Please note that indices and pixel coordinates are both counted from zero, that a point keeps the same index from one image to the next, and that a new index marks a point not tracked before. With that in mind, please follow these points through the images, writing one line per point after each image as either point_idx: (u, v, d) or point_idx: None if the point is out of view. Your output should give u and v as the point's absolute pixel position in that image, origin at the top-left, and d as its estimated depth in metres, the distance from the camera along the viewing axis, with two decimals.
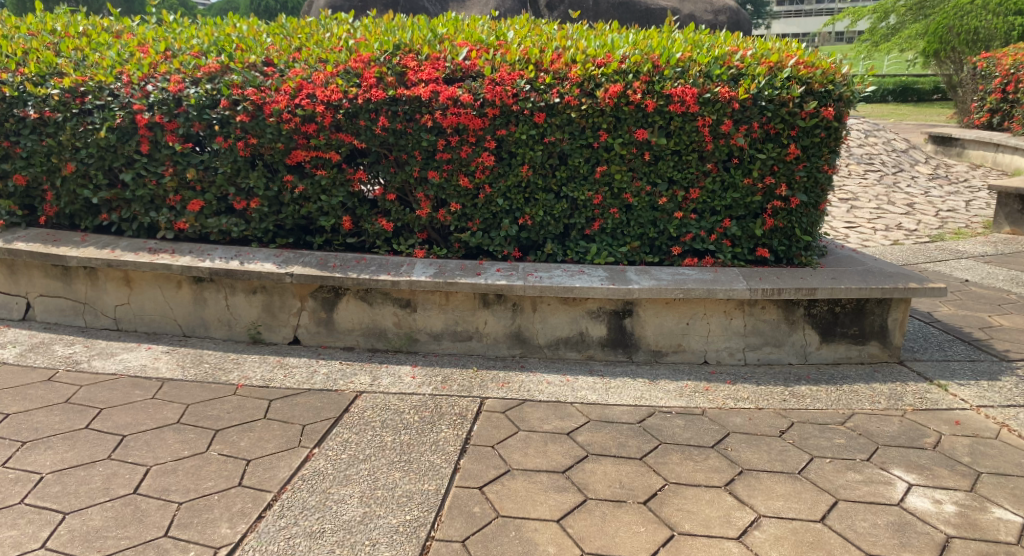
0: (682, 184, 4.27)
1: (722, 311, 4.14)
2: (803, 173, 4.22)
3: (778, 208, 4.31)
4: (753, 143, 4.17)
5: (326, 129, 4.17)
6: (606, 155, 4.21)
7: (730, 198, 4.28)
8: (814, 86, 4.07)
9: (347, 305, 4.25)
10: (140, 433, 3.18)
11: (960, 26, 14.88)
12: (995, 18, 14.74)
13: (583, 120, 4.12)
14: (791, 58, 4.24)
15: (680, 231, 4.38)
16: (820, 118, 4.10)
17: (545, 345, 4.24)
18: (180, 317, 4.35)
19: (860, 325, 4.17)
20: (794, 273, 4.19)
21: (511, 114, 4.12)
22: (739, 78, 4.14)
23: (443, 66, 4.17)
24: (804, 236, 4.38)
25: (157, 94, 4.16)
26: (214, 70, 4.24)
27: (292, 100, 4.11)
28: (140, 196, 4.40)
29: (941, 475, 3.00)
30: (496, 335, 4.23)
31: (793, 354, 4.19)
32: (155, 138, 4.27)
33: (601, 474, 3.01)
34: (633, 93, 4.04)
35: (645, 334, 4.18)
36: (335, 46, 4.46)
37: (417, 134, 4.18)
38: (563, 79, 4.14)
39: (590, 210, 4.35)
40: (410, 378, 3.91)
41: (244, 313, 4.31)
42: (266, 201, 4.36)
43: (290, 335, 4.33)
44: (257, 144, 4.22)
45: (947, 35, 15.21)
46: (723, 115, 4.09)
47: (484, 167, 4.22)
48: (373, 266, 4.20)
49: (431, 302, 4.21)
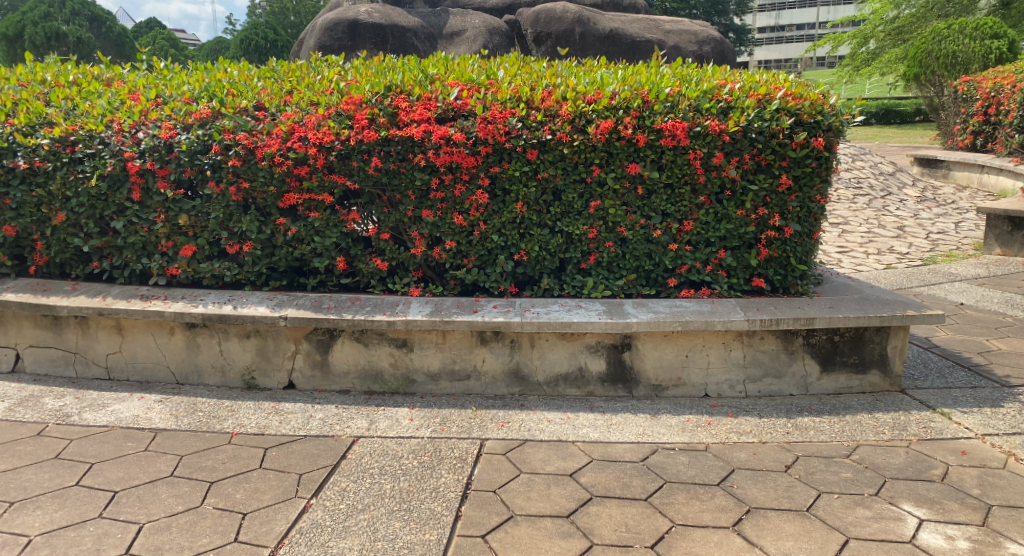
0: (676, 216, 4.27)
1: (721, 342, 4.11)
2: (796, 203, 4.23)
3: (772, 238, 4.30)
4: (745, 175, 4.20)
5: (319, 171, 4.17)
6: (599, 190, 4.22)
7: (724, 229, 4.28)
8: (803, 117, 4.10)
9: (342, 347, 4.20)
10: (133, 488, 3.10)
11: (938, 50, 15.17)
12: (972, 42, 14.99)
13: (575, 156, 4.14)
14: (780, 90, 4.27)
15: (676, 263, 4.36)
16: (811, 148, 4.13)
17: (544, 383, 4.19)
18: (173, 364, 4.29)
19: (860, 354, 4.14)
20: (792, 303, 4.17)
21: (503, 151, 4.14)
22: (728, 111, 4.17)
23: (435, 106, 4.18)
24: (799, 265, 4.38)
25: (147, 141, 4.15)
26: (206, 116, 4.26)
27: (284, 144, 4.11)
28: (132, 243, 4.37)
29: (951, 509, 2.96)
30: (494, 373, 4.19)
31: (794, 386, 4.16)
32: (146, 185, 4.25)
33: (606, 517, 2.94)
34: (624, 129, 4.06)
35: (644, 368, 4.15)
36: (326, 89, 4.48)
37: (411, 174, 4.18)
38: (554, 116, 4.16)
39: (585, 244, 4.33)
40: (408, 420, 3.85)
41: (237, 358, 4.25)
42: (259, 244, 4.33)
43: (285, 379, 4.26)
44: (249, 188, 4.22)
45: (925, 59, 15.51)
46: (714, 148, 4.11)
47: (478, 205, 4.22)
48: (368, 307, 4.17)
49: (427, 341, 4.17)
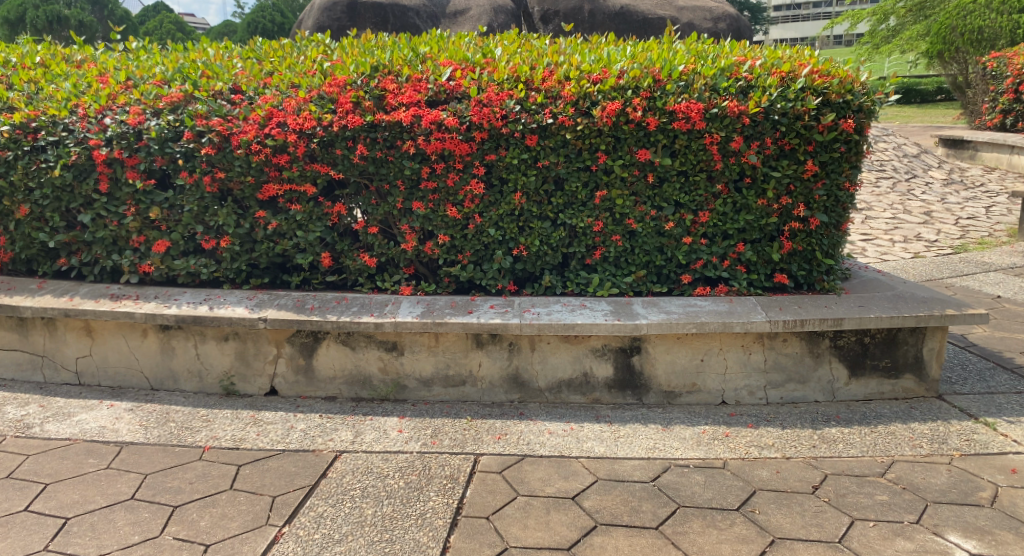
0: (690, 207, 3.91)
1: (739, 345, 3.75)
2: (822, 192, 3.85)
3: (796, 230, 3.92)
4: (766, 161, 3.83)
5: (299, 160, 3.84)
6: (605, 179, 3.86)
7: (744, 220, 3.91)
8: (830, 97, 3.73)
9: (327, 350, 3.89)
10: (86, 515, 2.80)
11: (963, 25, 14.55)
12: (1000, 18, 14.36)
13: (578, 142, 3.78)
14: (805, 67, 3.89)
15: (690, 258, 3.99)
16: (839, 132, 3.76)
17: (546, 389, 3.86)
18: (147, 369, 3.99)
19: (892, 357, 3.74)
20: (817, 301, 3.79)
21: (500, 137, 3.79)
22: (748, 91, 3.80)
23: (426, 87, 3.83)
24: (825, 259, 3.98)
25: (114, 127, 3.84)
26: (177, 99, 3.94)
27: (261, 130, 3.79)
28: (102, 238, 4.05)
29: (1006, 541, 2.61)
30: (491, 378, 3.86)
31: (819, 392, 3.78)
32: (114, 176, 3.93)
33: (611, 550, 2.61)
34: (632, 111, 3.71)
35: (655, 373, 3.80)
36: (309, 69, 4.14)
37: (399, 162, 3.84)
38: (556, 97, 3.80)
39: (590, 238, 3.97)
40: (396, 432, 3.53)
41: (215, 363, 3.95)
42: (237, 239, 4.00)
43: (267, 385, 3.96)
44: (225, 178, 3.89)
45: (949, 35, 14.80)
46: (733, 131, 3.75)
47: (474, 196, 3.88)
48: (355, 307, 3.86)
49: (419, 344, 3.85)
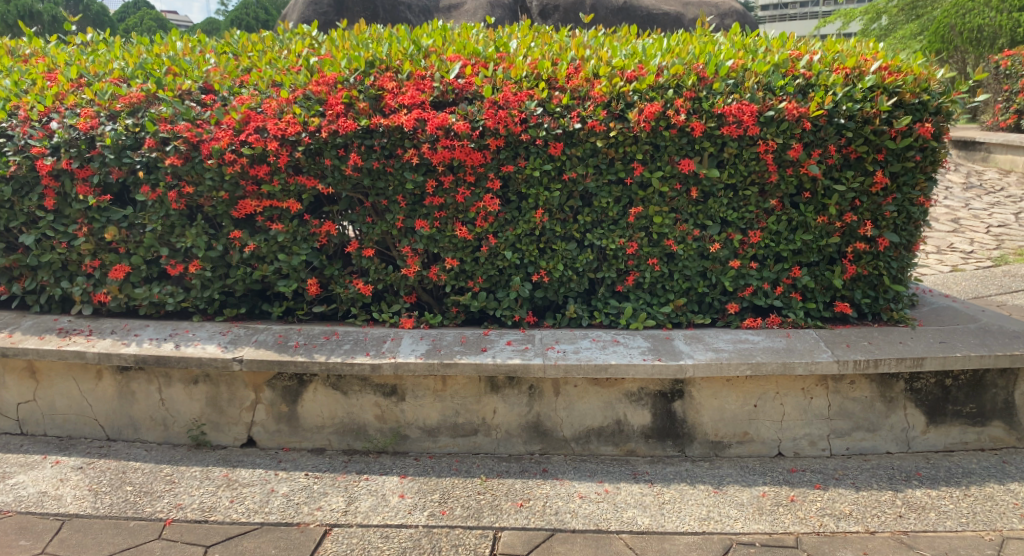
0: (739, 226, 3.37)
1: (799, 388, 3.21)
2: (893, 208, 3.31)
3: (861, 252, 3.39)
4: (828, 172, 3.30)
5: (281, 171, 3.27)
6: (641, 194, 3.31)
7: (800, 240, 3.37)
8: (905, 97, 3.19)
9: (315, 395, 3.32)
10: None
11: (962, 23, 13.77)
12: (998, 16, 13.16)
13: (610, 150, 3.24)
14: (872, 62, 3.35)
15: (737, 284, 3.44)
16: (914, 138, 3.22)
17: (572, 439, 3.30)
18: (101, 416, 3.38)
19: (978, 402, 3.21)
20: (889, 336, 3.25)
21: (518, 145, 3.25)
22: (808, 90, 3.27)
23: (431, 87, 3.28)
24: (894, 285, 3.44)
25: (61, 133, 3.25)
26: (137, 100, 3.34)
27: (237, 137, 3.22)
28: (48, 262, 3.45)
29: None
30: (508, 427, 3.30)
31: (892, 442, 3.23)
32: (62, 190, 3.34)
33: None
34: (674, 114, 3.17)
35: (701, 421, 3.25)
36: (294, 65, 3.56)
37: (400, 174, 3.27)
38: (584, 98, 3.27)
39: (622, 261, 3.42)
40: (398, 498, 2.96)
41: (183, 409, 3.36)
42: (209, 263, 3.41)
43: (243, 435, 3.37)
44: (193, 194, 3.31)
45: (947, 33, 14.22)
46: (791, 137, 3.22)
47: (487, 213, 3.32)
48: (347, 344, 3.29)
49: (423, 388, 3.28)
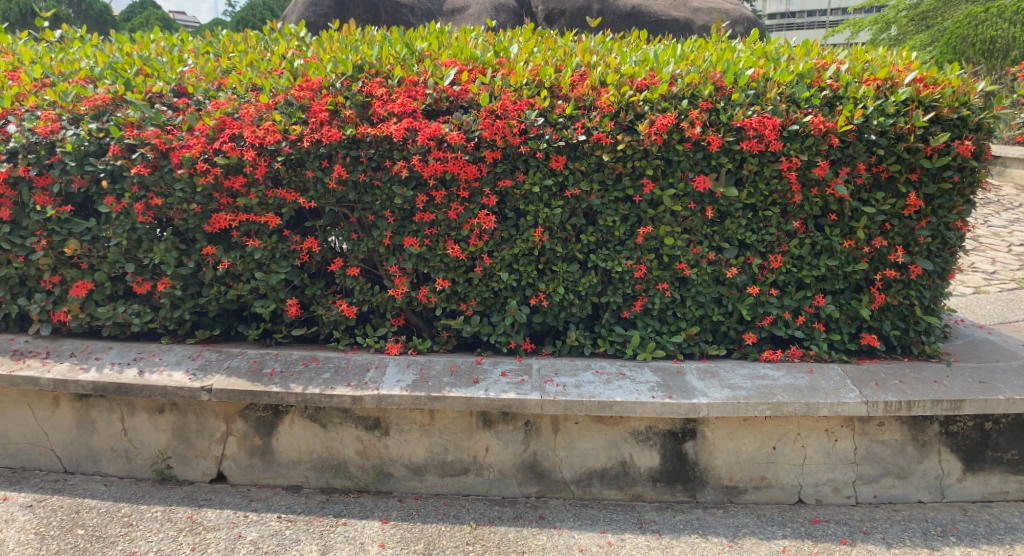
0: (757, 249, 3.08)
1: (822, 430, 2.91)
2: (928, 232, 3.01)
3: (891, 279, 3.09)
4: (856, 193, 3.02)
5: (258, 183, 2.99)
6: (651, 213, 3.03)
7: (825, 266, 3.08)
8: (943, 111, 2.89)
9: (291, 428, 3.03)
10: None
11: (975, 35, 13.36)
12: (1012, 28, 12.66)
13: (618, 165, 2.96)
14: (906, 73, 3.06)
15: (755, 313, 3.15)
16: (952, 156, 2.92)
17: (572, 481, 3.00)
18: (58, 447, 3.10)
19: (1020, 448, 2.91)
20: (922, 374, 2.96)
21: (517, 158, 2.97)
22: (835, 103, 2.98)
23: (423, 93, 3.01)
24: (926, 316, 3.15)
25: (19, 137, 2.98)
26: (103, 103, 3.07)
27: (210, 145, 2.95)
28: (5, 277, 3.17)
29: None
30: (502, 467, 3.00)
31: (925, 490, 2.93)
32: (20, 200, 3.07)
33: None
34: (689, 127, 2.89)
35: (713, 464, 2.96)
36: (276, 67, 3.29)
37: (388, 188, 2.99)
38: (590, 108, 2.99)
39: (629, 285, 3.13)
40: (378, 548, 2.67)
41: (147, 441, 3.07)
42: (178, 281, 3.13)
43: (212, 470, 3.08)
44: (162, 205, 3.03)
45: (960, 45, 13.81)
46: (817, 154, 2.94)
47: (482, 231, 3.04)
48: (327, 373, 3.00)
49: (409, 422, 2.99)
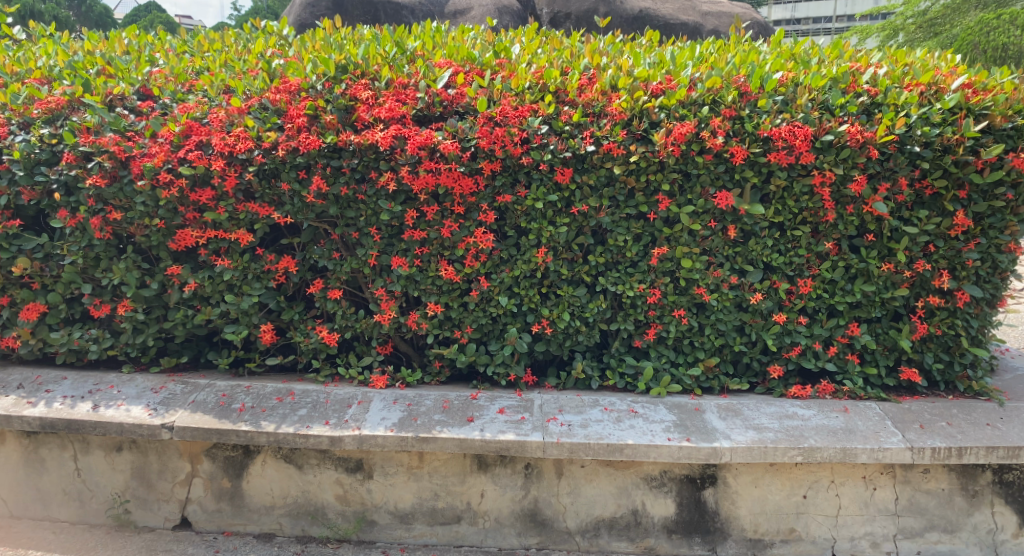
0: (785, 272, 2.76)
1: (860, 478, 2.58)
2: (977, 256, 2.69)
3: (935, 307, 2.77)
4: (896, 211, 2.70)
5: (228, 196, 2.67)
6: (666, 231, 2.71)
7: (861, 291, 2.75)
8: (997, 120, 2.58)
9: (263, 469, 2.71)
10: None
11: (985, 41, 13.02)
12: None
13: (630, 179, 2.65)
14: (952, 77, 2.74)
15: (782, 343, 2.83)
16: (1006, 171, 2.59)
17: (577, 531, 2.67)
18: (3, 488, 2.78)
19: None
20: (972, 415, 2.63)
21: (518, 170, 2.66)
22: (873, 111, 2.67)
23: (413, 97, 2.70)
24: (973, 348, 2.82)
25: None
26: (58, 106, 2.76)
27: (175, 153, 2.64)
28: None
29: None
30: (499, 514, 2.68)
31: (976, 546, 2.60)
32: None
33: None
34: (711, 136, 2.57)
35: (736, 514, 2.63)
36: (252, 67, 2.99)
37: (374, 202, 2.68)
38: (600, 115, 2.67)
39: (641, 311, 2.80)
40: None
41: (102, 482, 2.75)
42: (141, 304, 2.81)
43: (174, 515, 2.76)
44: (122, 220, 2.72)
45: (971, 52, 13.42)
46: (853, 168, 2.62)
47: (479, 251, 2.73)
48: (303, 408, 2.68)
49: (395, 465, 2.67)
